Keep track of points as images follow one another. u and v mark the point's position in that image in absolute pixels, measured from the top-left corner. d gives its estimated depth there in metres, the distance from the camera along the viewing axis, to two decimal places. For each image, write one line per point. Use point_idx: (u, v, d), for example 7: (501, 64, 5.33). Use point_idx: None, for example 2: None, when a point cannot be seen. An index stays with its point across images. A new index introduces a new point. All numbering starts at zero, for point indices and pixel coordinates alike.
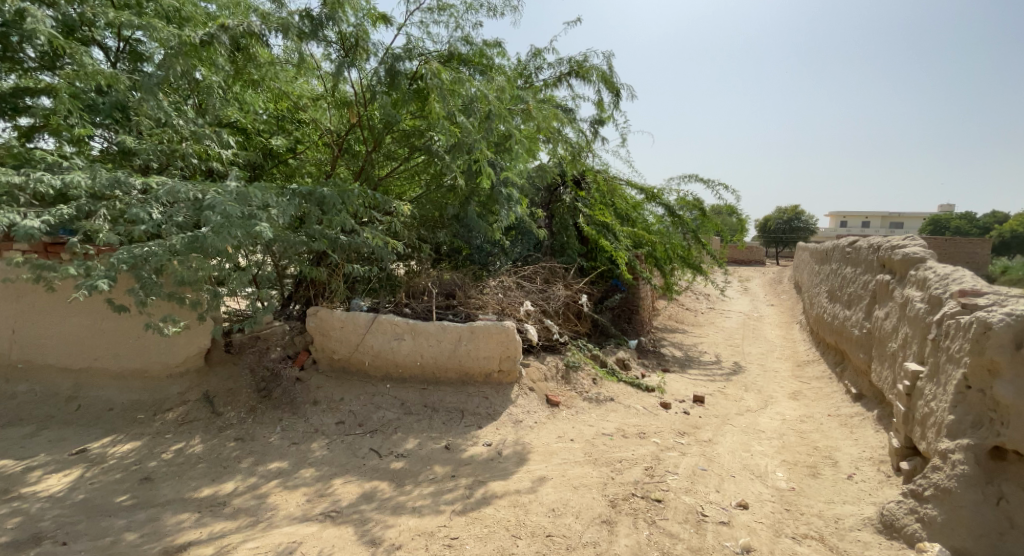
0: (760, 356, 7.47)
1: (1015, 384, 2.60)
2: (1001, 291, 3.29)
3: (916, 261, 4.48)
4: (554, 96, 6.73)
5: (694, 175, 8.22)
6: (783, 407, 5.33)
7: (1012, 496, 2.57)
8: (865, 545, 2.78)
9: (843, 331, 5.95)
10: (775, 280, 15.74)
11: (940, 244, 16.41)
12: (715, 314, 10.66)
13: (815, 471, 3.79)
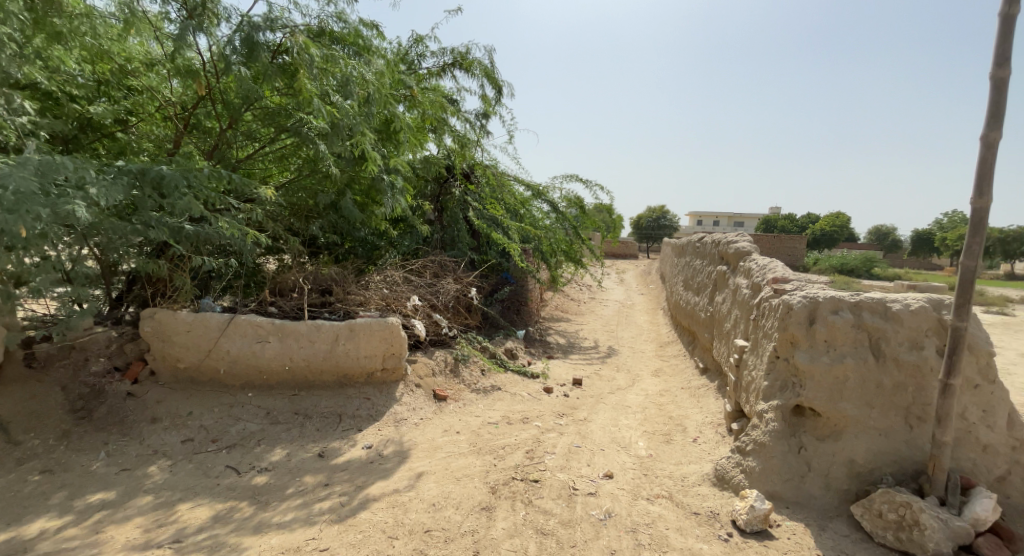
0: (630, 339, 8.19)
1: (809, 353, 3.19)
2: (803, 277, 3.99)
3: (744, 254, 5.27)
4: (441, 86, 6.61)
5: (574, 175, 8.67)
6: (647, 383, 5.93)
7: (809, 444, 3.09)
8: (704, 497, 3.21)
9: (694, 314, 6.75)
10: (646, 271, 17.31)
11: (770, 240, 19.51)
12: (593, 303, 11.43)
13: (668, 438, 4.28)
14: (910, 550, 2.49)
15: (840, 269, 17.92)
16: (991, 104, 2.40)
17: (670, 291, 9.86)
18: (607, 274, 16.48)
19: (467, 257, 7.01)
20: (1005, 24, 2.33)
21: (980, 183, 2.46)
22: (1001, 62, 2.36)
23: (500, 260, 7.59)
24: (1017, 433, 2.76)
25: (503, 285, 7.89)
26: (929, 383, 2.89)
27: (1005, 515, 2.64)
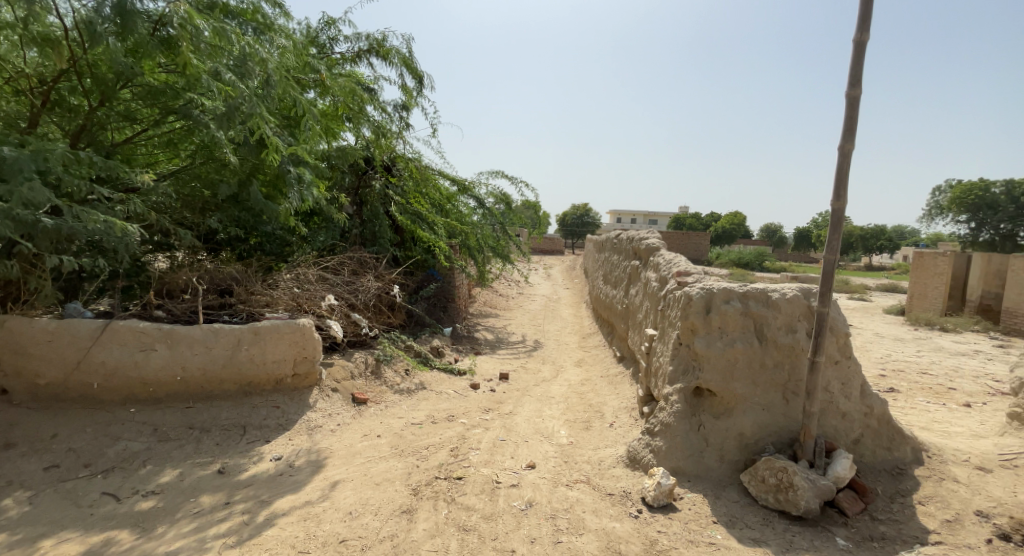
0: (554, 332, 8.39)
1: (706, 339, 3.48)
2: (703, 270, 4.33)
3: (653, 249, 5.61)
4: (356, 73, 6.31)
5: (499, 172, 8.69)
6: (571, 374, 6.12)
7: (707, 422, 3.37)
8: (617, 478, 3.39)
9: (611, 306, 7.06)
10: (570, 266, 17.84)
11: (678, 237, 21.01)
12: (520, 298, 11.58)
13: (588, 425, 4.46)
14: (787, 510, 2.79)
15: (740, 263, 19.69)
16: (846, 119, 2.75)
17: (592, 284, 10.20)
18: (534, 269, 16.78)
19: (389, 253, 6.75)
20: (858, 50, 2.68)
21: (839, 188, 2.81)
22: (855, 82, 2.70)
23: (427, 256, 7.35)
24: (869, 401, 3.19)
25: (430, 281, 7.59)
26: (801, 361, 3.26)
27: (862, 472, 3.04)
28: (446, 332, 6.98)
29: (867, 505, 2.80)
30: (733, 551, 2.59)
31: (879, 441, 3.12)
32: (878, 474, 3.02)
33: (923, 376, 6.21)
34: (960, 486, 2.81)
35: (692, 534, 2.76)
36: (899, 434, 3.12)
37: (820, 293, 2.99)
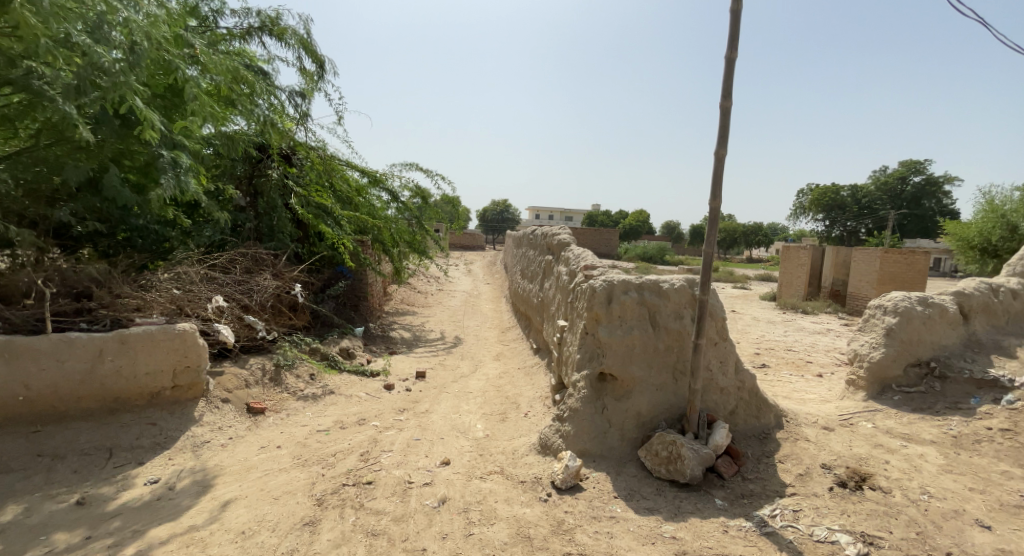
0: (471, 327, 8.37)
1: (608, 328, 3.69)
2: (606, 263, 4.56)
3: (564, 244, 5.78)
4: (245, 51, 5.78)
5: (413, 165, 8.38)
6: (489, 368, 6.15)
7: (609, 404, 3.58)
8: (530, 465, 3.49)
9: (529, 300, 7.16)
10: (491, 261, 17.92)
11: (590, 233, 21.96)
12: (439, 294, 11.39)
13: (505, 417, 4.52)
14: (676, 478, 3.06)
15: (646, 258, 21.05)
16: (721, 127, 3.04)
17: (511, 279, 10.25)
18: (454, 265, 16.62)
19: (290, 249, 6.31)
20: (728, 66, 2.97)
21: (715, 189, 3.10)
22: (727, 94, 2.99)
23: (335, 252, 6.88)
24: (742, 376, 3.59)
25: (341, 278, 7.21)
26: (688, 344, 3.58)
27: (736, 439, 3.41)
28: (357, 332, 6.67)
29: (740, 468, 3.15)
30: (631, 522, 2.79)
31: (749, 410, 3.52)
32: (748, 439, 3.41)
33: (794, 354, 7.06)
34: (811, 445, 3.26)
35: (595, 511, 2.92)
36: (764, 403, 3.55)
37: (701, 281, 3.29)
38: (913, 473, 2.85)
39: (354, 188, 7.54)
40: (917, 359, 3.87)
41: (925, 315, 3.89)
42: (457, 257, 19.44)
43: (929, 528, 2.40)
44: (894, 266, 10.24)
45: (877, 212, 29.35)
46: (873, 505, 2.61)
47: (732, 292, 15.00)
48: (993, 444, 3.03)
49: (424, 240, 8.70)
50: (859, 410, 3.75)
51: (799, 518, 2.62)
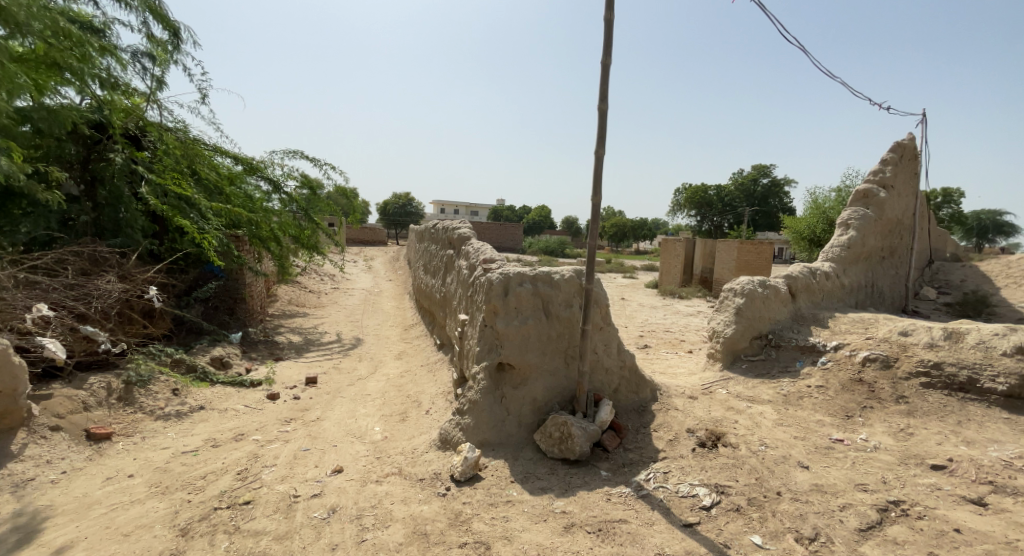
0: (369, 327, 8.06)
1: (506, 319, 3.77)
2: (503, 255, 4.63)
3: (464, 238, 5.77)
4: (72, 9, 4.94)
5: (297, 152, 7.77)
6: (388, 367, 5.98)
7: (508, 393, 3.68)
8: (429, 461, 3.48)
9: (431, 295, 7.09)
10: (392, 257, 17.40)
11: (491, 229, 22.24)
12: (335, 293, 10.80)
13: (404, 416, 4.43)
14: (567, 456, 3.25)
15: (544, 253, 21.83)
16: (599, 127, 3.21)
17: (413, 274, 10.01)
18: (353, 261, 15.87)
19: (142, 245, 5.53)
20: (605, 71, 3.15)
21: (595, 186, 3.27)
22: (604, 97, 3.18)
23: (198, 249, 6.13)
24: (623, 356, 3.91)
25: (209, 279, 6.51)
26: (577, 330, 3.80)
27: (619, 414, 3.72)
28: (233, 339, 6.06)
29: (623, 440, 3.44)
30: (525, 503, 2.92)
31: (630, 386, 3.86)
32: (629, 413, 3.74)
33: (674, 335, 7.82)
34: (680, 413, 3.66)
35: (492, 498, 3.01)
36: (642, 379, 3.92)
37: (587, 271, 3.50)
38: (755, 429, 3.33)
39: (226, 176, 6.82)
40: (759, 333, 4.52)
41: (764, 295, 4.54)
42: (355, 253, 18.57)
43: (765, 473, 2.83)
44: (747, 255, 11.78)
45: (736, 208, 33.38)
46: (725, 459, 3.01)
47: (622, 281, 16.17)
48: (812, 398, 3.65)
49: (314, 234, 8.13)
50: (717, 380, 4.28)
51: (668, 479, 2.94)
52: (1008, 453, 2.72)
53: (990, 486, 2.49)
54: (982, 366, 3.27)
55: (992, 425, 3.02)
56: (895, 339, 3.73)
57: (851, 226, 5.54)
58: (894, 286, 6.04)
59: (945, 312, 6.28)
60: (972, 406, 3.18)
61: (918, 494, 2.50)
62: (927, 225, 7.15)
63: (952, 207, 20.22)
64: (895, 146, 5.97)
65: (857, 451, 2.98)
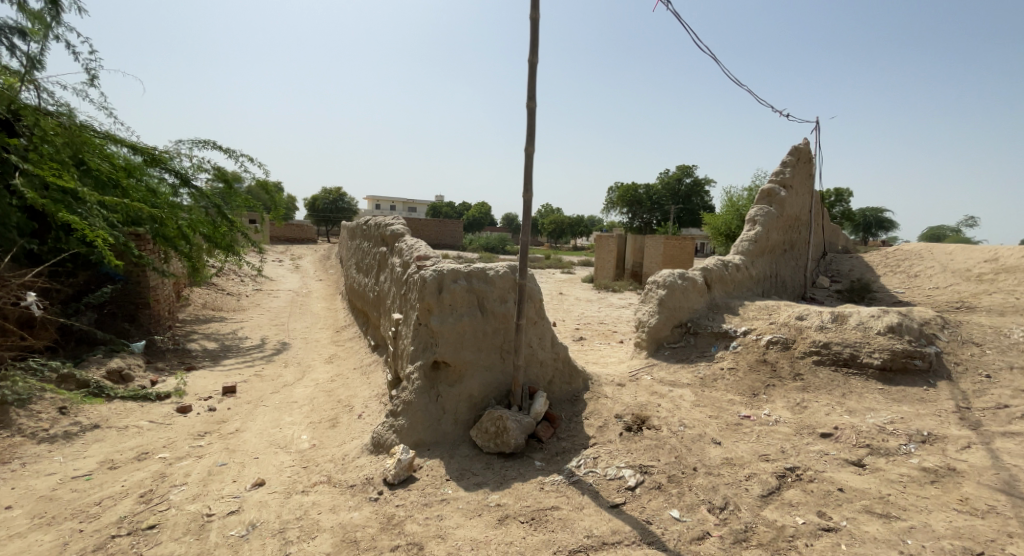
0: (297, 330, 7.72)
1: (440, 317, 3.74)
2: (437, 253, 4.59)
3: (397, 235, 5.65)
4: None
5: (207, 142, 7.27)
6: (317, 372, 5.76)
7: (443, 392, 3.67)
8: (361, 467, 3.40)
9: (363, 294, 6.92)
10: (323, 255, 16.72)
11: (429, 225, 21.86)
12: (258, 295, 10.20)
13: (334, 422, 4.29)
14: (502, 450, 3.29)
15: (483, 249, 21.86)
16: (528, 125, 3.27)
17: (345, 273, 9.69)
18: (279, 261, 15.05)
19: (17, 245, 4.91)
20: (532, 70, 3.21)
21: (526, 183, 3.32)
22: (532, 96, 3.24)
23: (88, 248, 5.56)
24: (557, 349, 4.02)
25: (104, 282, 6.01)
26: (512, 325, 3.86)
27: (553, 405, 3.83)
28: (134, 349, 5.56)
29: (556, 429, 3.55)
30: (459, 500, 2.92)
31: (563, 378, 3.98)
32: (562, 404, 3.86)
33: (607, 327, 8.12)
34: (609, 400, 3.82)
35: (426, 497, 2.98)
36: (575, 370, 4.06)
37: (520, 266, 3.55)
38: (676, 411, 3.56)
39: (122, 166, 6.27)
40: (679, 322, 4.82)
41: (683, 286, 4.85)
42: (281, 252, 17.66)
43: (684, 451, 3.04)
44: (672, 250, 12.46)
45: (663, 206, 35.31)
46: (649, 441, 3.19)
47: (559, 276, 16.56)
48: (725, 380, 3.96)
49: (230, 232, 7.65)
50: (642, 367, 4.52)
51: (597, 463, 3.07)
52: (882, 419, 3.10)
53: (867, 448, 2.83)
54: (862, 343, 3.69)
55: (870, 395, 3.41)
56: (793, 324, 4.13)
57: (757, 222, 6.03)
58: (794, 276, 6.66)
59: (837, 298, 7.02)
60: (854, 379, 3.59)
61: (811, 460, 2.79)
62: (822, 221, 7.94)
63: (845, 205, 22.43)
64: (792, 149, 6.58)
65: (762, 426, 3.27)
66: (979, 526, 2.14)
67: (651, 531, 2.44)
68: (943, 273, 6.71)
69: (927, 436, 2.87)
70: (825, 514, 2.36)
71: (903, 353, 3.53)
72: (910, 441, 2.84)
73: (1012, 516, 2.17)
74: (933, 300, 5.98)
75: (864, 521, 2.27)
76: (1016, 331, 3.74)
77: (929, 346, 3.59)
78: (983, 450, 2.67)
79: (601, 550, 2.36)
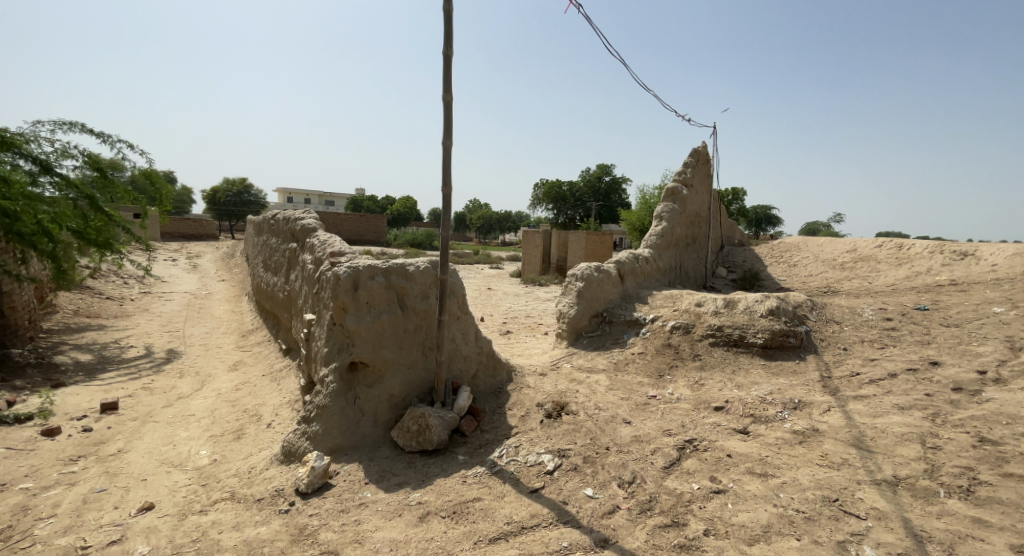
0: (195, 336, 7.09)
1: (356, 316, 3.63)
2: (353, 248, 4.43)
3: (309, 230, 5.38)
4: None
5: (73, 125, 6.46)
6: (219, 381, 5.36)
7: (361, 394, 3.59)
8: (271, 478, 3.22)
9: (272, 294, 6.54)
10: (227, 254, 15.42)
11: (351, 220, 20.88)
12: (148, 299, 9.20)
13: (239, 433, 4.03)
14: (425, 448, 3.27)
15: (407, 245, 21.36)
16: (445, 118, 3.26)
17: (252, 271, 9.06)
18: (173, 261, 13.65)
19: None
20: (447, 62, 3.21)
21: (445, 177, 3.31)
22: (448, 88, 3.24)
23: None
24: (480, 342, 4.07)
25: None
26: (434, 321, 3.84)
27: (477, 398, 3.88)
28: None
29: (480, 422, 3.60)
30: (379, 502, 2.86)
31: (487, 371, 4.04)
32: (486, 396, 3.92)
33: (530, 320, 8.31)
34: (531, 390, 3.94)
35: (343, 503, 2.89)
36: (499, 362, 4.13)
37: (441, 262, 3.53)
38: (591, 396, 3.75)
39: None
40: (595, 312, 5.06)
41: (598, 278, 5.11)
42: (178, 251, 16.04)
43: (598, 433, 3.22)
44: (593, 245, 13.01)
45: (584, 203, 36.60)
46: (567, 426, 3.34)
47: (487, 271, 16.62)
48: (635, 363, 4.25)
49: (106, 227, 6.89)
50: (561, 357, 4.71)
51: (518, 452, 3.16)
52: (763, 390, 3.50)
53: (751, 417, 3.18)
54: (748, 325, 4.11)
55: (754, 370, 3.82)
56: (692, 310, 4.50)
57: (664, 218, 6.46)
58: (696, 267, 7.25)
59: (732, 286, 7.75)
60: (741, 357, 3.99)
61: (707, 432, 3.08)
62: (720, 217, 8.68)
63: (742, 203, 24.61)
64: (693, 151, 7.13)
65: (666, 404, 3.55)
66: (836, 476, 2.49)
67: (567, 510, 2.57)
68: (816, 262, 7.63)
69: (798, 403, 3.27)
70: (716, 478, 2.62)
71: (780, 332, 3.97)
72: (785, 409, 3.23)
73: (860, 466, 2.55)
74: (808, 286, 6.78)
75: (747, 481, 2.56)
76: (866, 310, 4.36)
77: (801, 325, 4.08)
78: (840, 412, 3.09)
79: (519, 534, 2.44)
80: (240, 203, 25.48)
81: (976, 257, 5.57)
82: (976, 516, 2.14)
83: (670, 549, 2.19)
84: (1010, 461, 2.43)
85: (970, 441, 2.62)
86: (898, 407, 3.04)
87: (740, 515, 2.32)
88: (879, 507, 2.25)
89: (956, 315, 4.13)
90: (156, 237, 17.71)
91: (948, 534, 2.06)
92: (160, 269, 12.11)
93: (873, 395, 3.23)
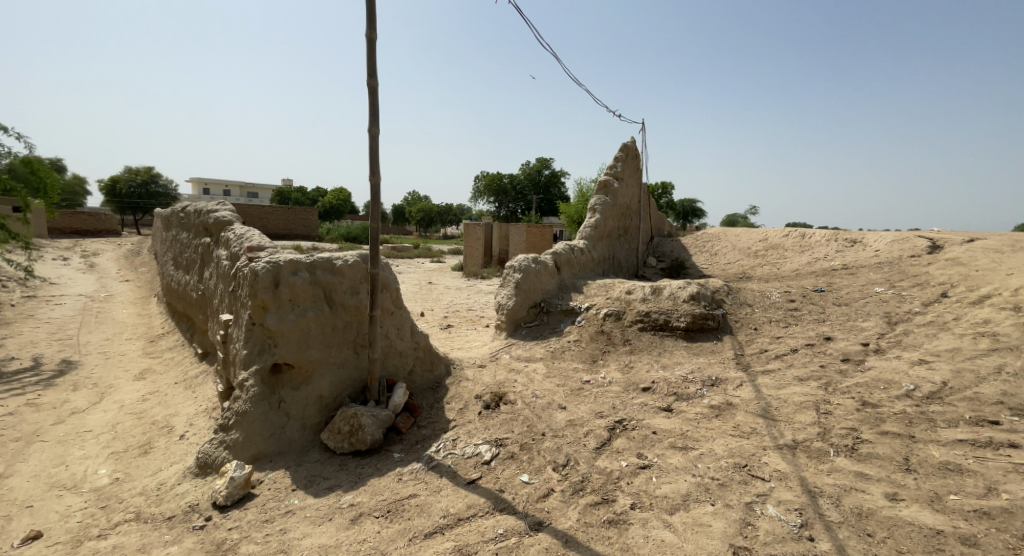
0: (93, 344, 6.41)
1: (277, 315, 3.45)
2: (272, 242, 4.20)
3: (224, 224, 5.02)
4: None
5: None
6: (123, 392, 4.90)
7: (286, 397, 3.43)
8: (183, 494, 3.01)
9: (185, 295, 6.05)
10: (131, 251, 13.98)
11: (278, 214, 19.70)
12: (32, 304, 8.17)
13: (146, 448, 3.72)
14: (357, 448, 3.19)
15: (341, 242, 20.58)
16: (370, 106, 3.17)
17: (159, 270, 8.30)
18: (65, 261, 12.18)
19: None
20: (371, 47, 3.12)
21: (372, 166, 3.22)
22: (372, 74, 3.14)
23: None
24: (417, 338, 4.00)
25: None
26: (365, 317, 3.74)
27: (413, 394, 3.83)
28: None
29: (416, 419, 3.57)
30: (308, 508, 2.77)
31: (424, 366, 4.00)
32: (423, 392, 3.89)
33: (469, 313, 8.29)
34: (469, 382, 3.95)
35: (268, 513, 2.76)
36: (436, 357, 4.11)
37: (371, 255, 3.44)
38: (528, 385, 3.83)
39: None
40: (533, 303, 5.15)
41: (536, 269, 5.19)
42: (70, 249, 14.32)
43: (535, 420, 3.30)
44: (533, 237, 13.18)
45: (525, 196, 37.04)
46: (504, 416, 3.39)
47: (426, 265, 16.33)
48: (571, 351, 4.39)
49: None
50: (500, 348, 4.75)
51: (456, 444, 3.17)
52: (685, 370, 3.74)
53: (674, 396, 3.39)
54: (672, 310, 4.35)
55: (677, 352, 4.07)
56: (623, 298, 4.70)
57: (597, 210, 6.67)
58: (627, 257, 7.56)
59: (661, 275, 8.19)
60: (666, 340, 4.23)
61: (636, 412, 3.25)
62: (649, 209, 9.09)
63: (670, 197, 25.91)
64: (623, 146, 7.40)
65: (598, 388, 3.70)
66: (745, 444, 2.72)
67: (503, 498, 2.61)
68: (733, 251, 8.20)
69: (716, 379, 3.53)
70: (642, 455, 2.78)
71: (700, 316, 4.23)
72: (703, 386, 3.47)
73: (766, 433, 2.80)
74: (726, 273, 7.28)
75: (670, 455, 2.73)
76: (774, 292, 4.76)
77: (718, 309, 4.37)
78: (750, 386, 3.37)
79: (455, 526, 2.45)
80: (146, 196, 23.21)
81: (862, 244, 6.26)
82: (858, 470, 2.42)
83: (599, 526, 2.29)
84: (886, 420, 2.77)
85: (855, 405, 2.95)
86: (798, 378, 3.36)
87: (663, 487, 2.47)
88: (781, 469, 2.48)
89: (846, 294, 4.62)
90: (44, 232, 15.75)
91: (836, 488, 2.31)
92: (48, 271, 10.76)
93: (779, 369, 3.55)
